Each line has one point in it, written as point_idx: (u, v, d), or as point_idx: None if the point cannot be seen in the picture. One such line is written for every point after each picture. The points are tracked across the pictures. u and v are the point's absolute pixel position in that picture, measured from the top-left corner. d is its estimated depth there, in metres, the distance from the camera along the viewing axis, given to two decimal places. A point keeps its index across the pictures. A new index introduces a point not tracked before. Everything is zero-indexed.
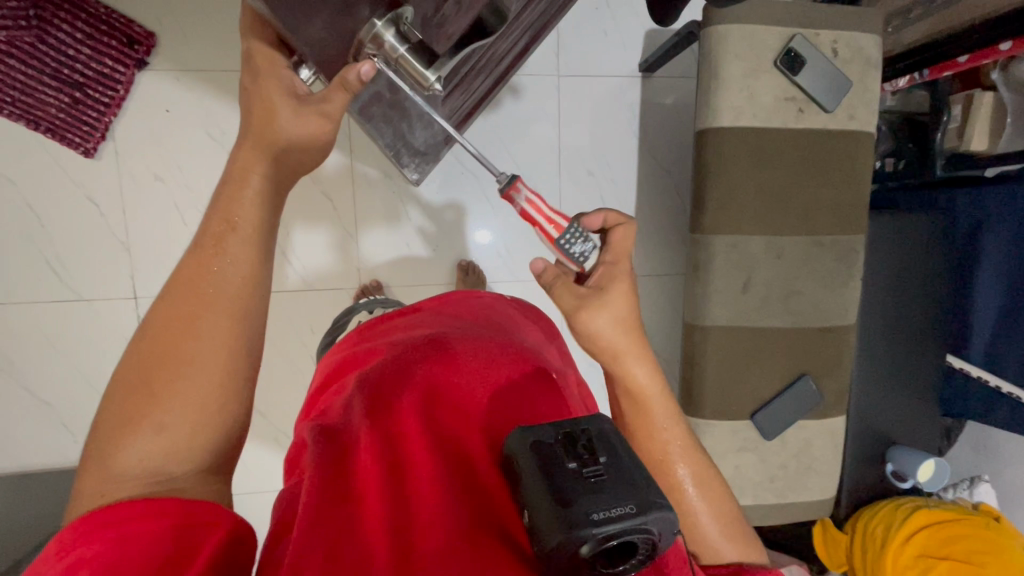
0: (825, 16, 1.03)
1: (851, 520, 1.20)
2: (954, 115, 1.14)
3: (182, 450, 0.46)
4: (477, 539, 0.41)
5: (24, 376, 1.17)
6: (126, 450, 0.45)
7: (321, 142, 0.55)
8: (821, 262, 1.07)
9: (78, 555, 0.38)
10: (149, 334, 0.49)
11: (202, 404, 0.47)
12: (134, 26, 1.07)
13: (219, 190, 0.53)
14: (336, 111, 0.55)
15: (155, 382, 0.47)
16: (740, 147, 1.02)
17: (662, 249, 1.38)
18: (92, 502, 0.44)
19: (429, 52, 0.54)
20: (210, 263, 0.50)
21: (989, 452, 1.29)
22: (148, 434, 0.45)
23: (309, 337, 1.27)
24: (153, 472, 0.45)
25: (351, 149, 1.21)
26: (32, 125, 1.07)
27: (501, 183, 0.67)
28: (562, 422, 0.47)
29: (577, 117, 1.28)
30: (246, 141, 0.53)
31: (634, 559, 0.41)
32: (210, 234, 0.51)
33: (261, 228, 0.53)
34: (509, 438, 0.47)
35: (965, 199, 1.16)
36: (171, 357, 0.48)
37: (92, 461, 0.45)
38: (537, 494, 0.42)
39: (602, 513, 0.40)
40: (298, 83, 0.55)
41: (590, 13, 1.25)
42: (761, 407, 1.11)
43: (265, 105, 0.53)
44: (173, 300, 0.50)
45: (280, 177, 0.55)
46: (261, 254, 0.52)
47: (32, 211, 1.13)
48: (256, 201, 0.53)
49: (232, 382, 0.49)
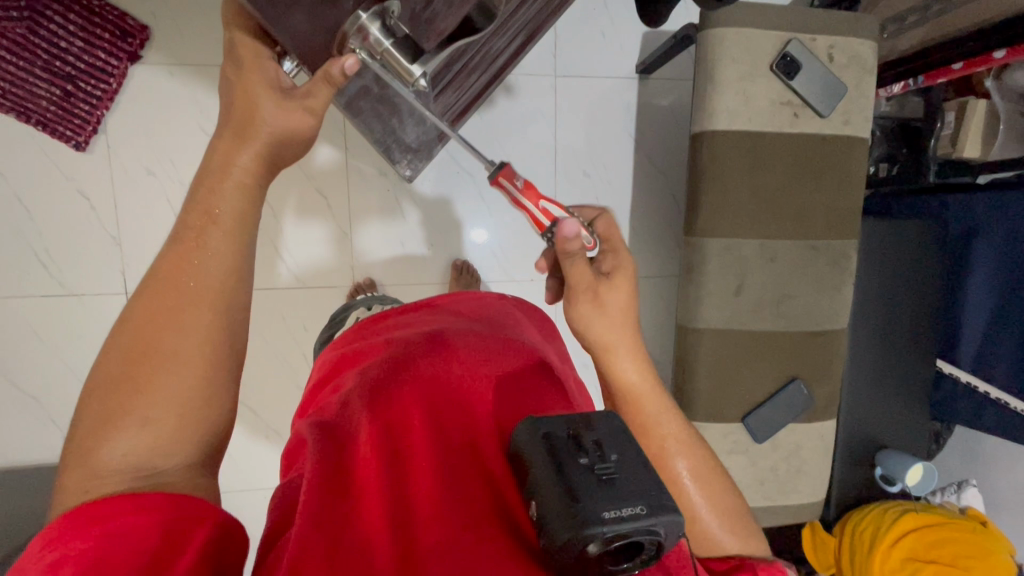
0: (821, 22, 1.03)
1: (840, 523, 1.20)
2: (948, 121, 1.15)
3: (167, 444, 0.46)
4: (480, 534, 0.41)
5: (12, 371, 1.16)
6: (111, 445, 0.44)
7: (304, 135, 0.54)
8: (815, 266, 1.08)
9: (62, 552, 0.38)
10: (130, 326, 0.48)
11: (186, 397, 0.47)
12: (128, 19, 1.06)
13: (200, 180, 0.52)
14: (320, 105, 0.55)
15: (137, 375, 0.46)
16: (733, 150, 1.03)
17: (657, 250, 1.38)
18: (75, 498, 0.43)
19: (414, 47, 0.55)
20: (191, 257, 0.50)
21: (977, 457, 1.31)
22: (133, 428, 0.45)
23: (302, 335, 1.26)
24: (140, 467, 0.44)
25: (346, 146, 1.20)
26: (23, 117, 1.06)
27: (490, 170, 0.66)
28: (573, 420, 0.48)
29: (574, 118, 1.28)
30: (227, 132, 0.53)
31: (638, 558, 0.41)
32: (190, 226, 0.50)
33: (244, 221, 0.52)
34: (517, 430, 0.47)
35: (957, 202, 1.17)
36: (153, 351, 0.47)
37: (74, 456, 0.45)
38: (547, 489, 0.42)
39: (612, 512, 0.40)
40: (281, 77, 0.54)
41: (588, 14, 1.25)
42: (752, 410, 1.11)
43: (248, 97, 0.52)
44: (152, 293, 0.49)
45: (268, 174, 0.54)
46: (245, 248, 0.52)
47: (22, 204, 1.12)
48: (240, 190, 0.52)
49: (216, 375, 0.49)
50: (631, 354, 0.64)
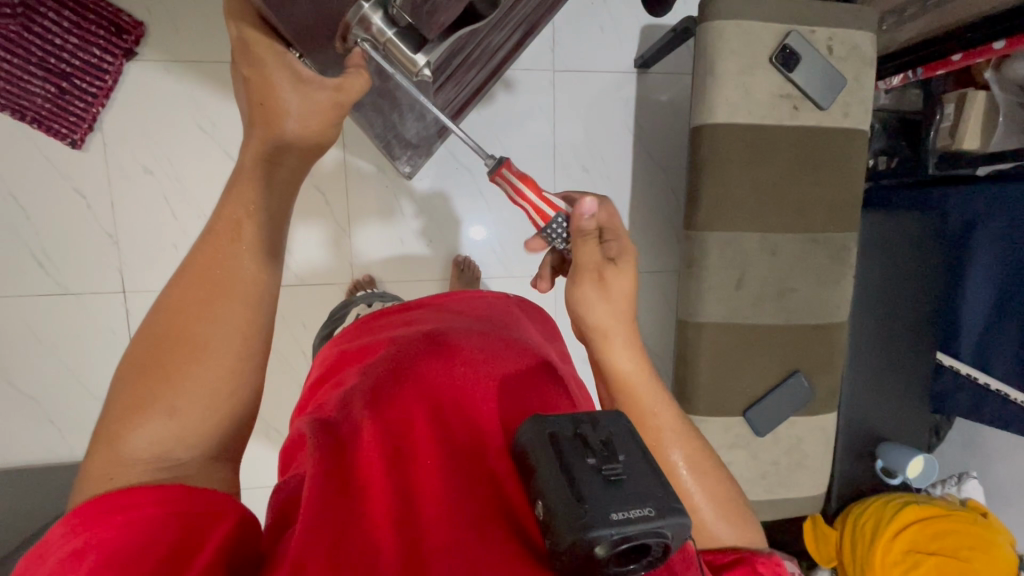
0: (820, 14, 1.03)
1: (841, 516, 1.20)
2: (947, 113, 1.14)
3: (192, 435, 0.46)
4: (488, 533, 0.41)
5: (8, 371, 1.15)
6: (135, 433, 0.44)
7: (328, 129, 0.54)
8: (815, 258, 1.08)
9: (84, 540, 0.38)
10: (161, 316, 0.48)
11: (213, 389, 0.47)
12: (122, 15, 1.05)
13: (232, 176, 0.52)
14: (349, 99, 0.54)
15: (167, 364, 0.46)
16: (734, 143, 1.02)
17: (657, 245, 1.38)
18: (96, 487, 0.42)
19: (417, 36, 0.54)
20: (226, 251, 0.50)
21: (977, 448, 1.31)
22: (160, 417, 0.45)
23: (301, 333, 1.26)
24: (162, 457, 0.44)
25: (344, 143, 1.20)
26: (18, 114, 1.05)
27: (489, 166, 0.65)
28: (580, 418, 0.48)
29: (573, 113, 1.28)
30: (253, 130, 0.52)
31: (644, 559, 0.41)
32: (225, 221, 0.51)
33: (275, 213, 0.53)
34: (521, 431, 0.47)
35: (956, 198, 1.16)
36: (184, 340, 0.47)
37: (100, 442, 0.44)
38: (552, 490, 0.42)
39: (620, 514, 0.40)
40: (300, 66, 0.53)
41: (586, 7, 1.24)
42: (753, 403, 1.11)
43: (267, 91, 0.51)
44: (185, 285, 0.49)
45: (295, 167, 0.54)
46: (273, 243, 0.53)
47: (18, 203, 1.11)
48: (270, 186, 0.52)
49: (245, 367, 0.49)
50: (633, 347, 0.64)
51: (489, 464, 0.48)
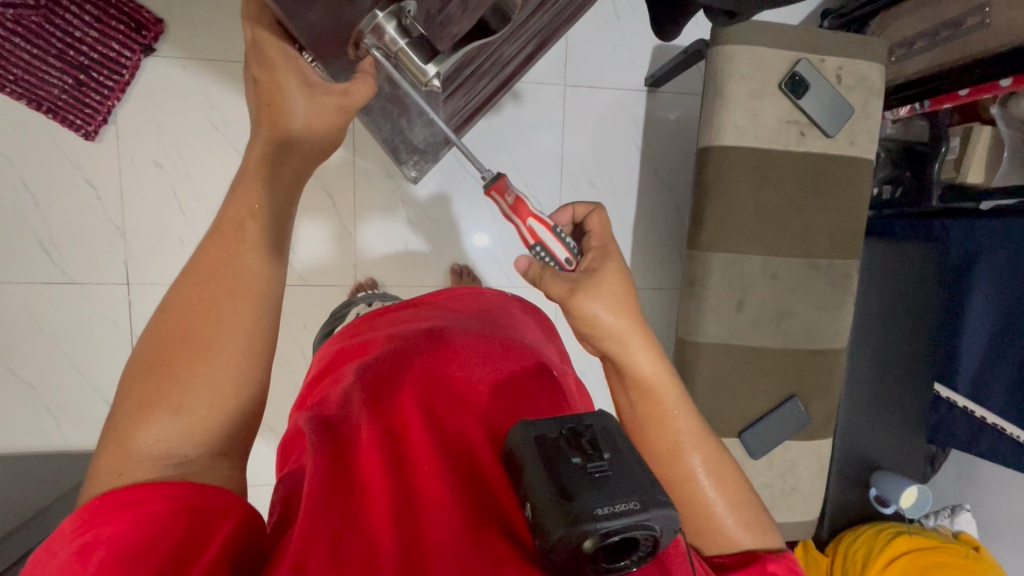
0: (830, 44, 1.04)
1: (833, 543, 1.20)
2: (953, 146, 1.14)
3: (198, 432, 0.46)
4: (482, 531, 0.42)
5: (6, 356, 1.16)
6: (144, 430, 0.44)
7: (335, 131, 0.54)
8: (816, 284, 1.08)
9: (93, 535, 0.39)
10: (169, 315, 0.49)
11: (219, 386, 0.47)
12: (144, 12, 1.07)
13: (237, 178, 0.53)
14: (355, 103, 0.54)
15: (175, 362, 0.47)
16: (740, 167, 1.03)
17: (660, 262, 1.38)
18: (107, 482, 0.43)
19: (430, 48, 0.53)
20: (230, 250, 0.51)
21: (972, 481, 1.31)
22: (167, 414, 0.45)
23: (301, 332, 1.26)
24: (171, 452, 0.45)
25: (354, 144, 1.21)
26: (34, 104, 1.06)
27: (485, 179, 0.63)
28: (566, 418, 0.48)
29: (582, 127, 1.29)
30: (261, 134, 0.53)
31: (634, 554, 0.41)
32: (229, 219, 0.52)
33: (279, 214, 0.54)
34: (513, 431, 0.48)
35: (959, 228, 1.18)
36: (191, 338, 0.48)
37: (109, 440, 0.45)
38: (539, 487, 0.43)
39: (605, 509, 0.40)
40: (310, 71, 0.53)
41: (600, 25, 1.26)
42: (750, 425, 1.11)
43: (277, 94, 0.51)
44: (192, 284, 0.50)
45: (296, 173, 0.55)
46: (276, 249, 0.53)
47: (27, 189, 1.12)
48: (274, 184, 0.53)
49: (250, 365, 0.49)
50: (651, 344, 0.61)
51: (484, 463, 0.48)
